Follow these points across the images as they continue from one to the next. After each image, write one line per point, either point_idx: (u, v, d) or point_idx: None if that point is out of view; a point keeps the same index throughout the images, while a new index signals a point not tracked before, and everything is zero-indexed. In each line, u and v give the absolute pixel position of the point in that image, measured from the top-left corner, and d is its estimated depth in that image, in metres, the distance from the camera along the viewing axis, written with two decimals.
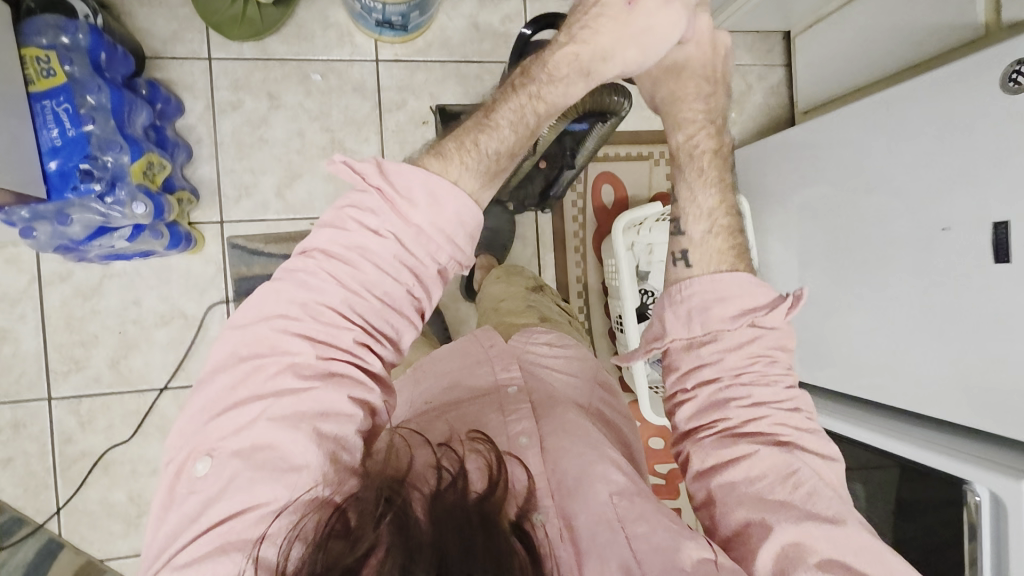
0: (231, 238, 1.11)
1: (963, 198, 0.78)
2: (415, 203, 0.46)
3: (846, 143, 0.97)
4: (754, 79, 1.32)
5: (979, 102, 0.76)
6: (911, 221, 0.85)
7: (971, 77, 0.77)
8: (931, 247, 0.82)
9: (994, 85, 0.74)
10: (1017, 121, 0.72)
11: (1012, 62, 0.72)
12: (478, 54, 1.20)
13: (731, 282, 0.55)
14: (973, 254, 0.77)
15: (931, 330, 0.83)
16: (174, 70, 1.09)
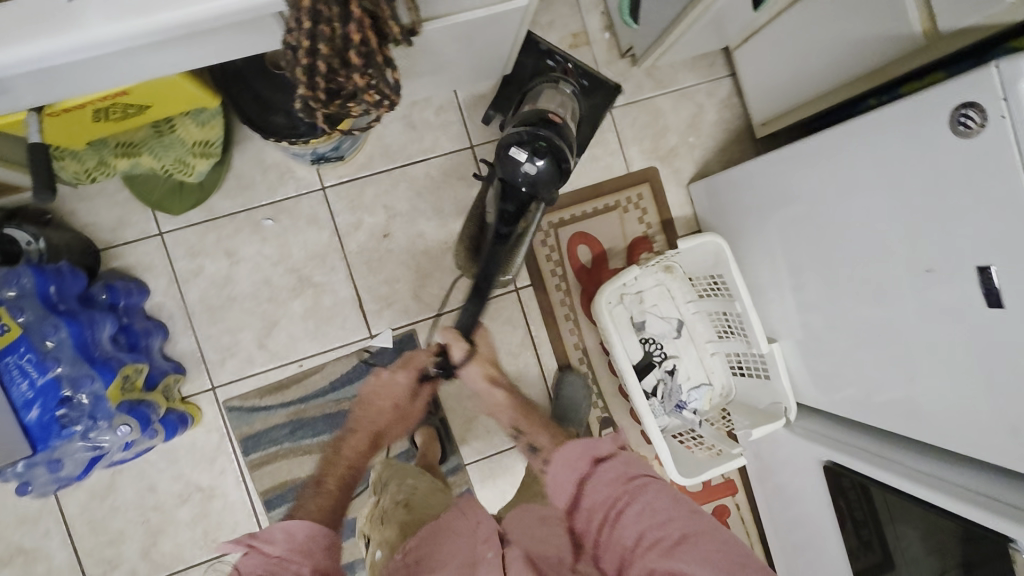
0: (227, 401, 1.11)
1: (945, 243, 0.71)
2: (274, 540, 0.73)
3: (816, 170, 0.89)
4: (703, 97, 1.28)
5: (932, 142, 0.68)
6: (898, 261, 0.78)
7: (916, 117, 0.69)
8: (925, 290, 0.76)
9: (943, 125, 0.66)
10: (974, 165, 0.64)
11: (959, 104, 0.63)
12: (421, 152, 1.18)
13: (576, 450, 0.73)
14: (967, 299, 0.71)
15: (951, 373, 0.77)
16: (130, 255, 1.08)
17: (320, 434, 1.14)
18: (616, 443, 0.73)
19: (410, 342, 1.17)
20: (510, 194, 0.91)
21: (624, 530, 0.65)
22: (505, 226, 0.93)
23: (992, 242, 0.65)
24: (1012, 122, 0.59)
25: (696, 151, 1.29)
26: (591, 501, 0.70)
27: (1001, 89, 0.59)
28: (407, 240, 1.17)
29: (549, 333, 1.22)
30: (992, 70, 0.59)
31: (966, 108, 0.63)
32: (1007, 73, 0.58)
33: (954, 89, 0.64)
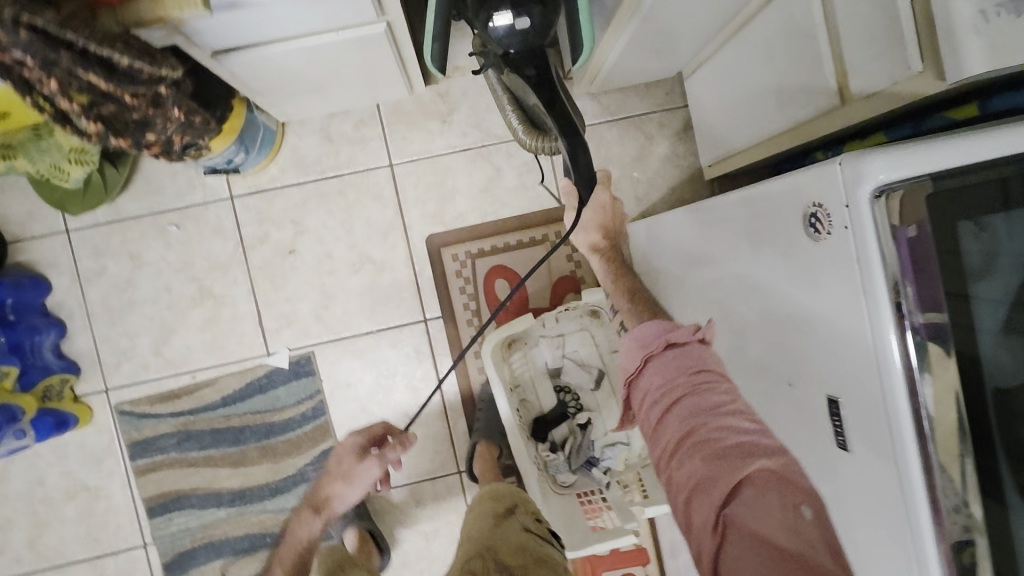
0: (118, 405, 1.11)
1: (800, 359, 0.61)
2: None
3: (709, 242, 0.79)
4: (655, 128, 1.15)
5: (786, 239, 0.58)
6: (767, 364, 0.68)
7: (775, 207, 0.59)
8: (788, 404, 0.66)
9: (797, 224, 0.56)
10: (822, 277, 0.54)
11: (810, 202, 0.53)
12: (336, 168, 1.12)
13: (651, 328, 0.81)
14: (819, 429, 0.61)
15: None
16: (37, 250, 1.09)
17: (208, 448, 1.12)
18: (693, 335, 0.76)
19: (307, 364, 1.13)
20: (532, 53, 0.72)
21: (673, 422, 0.70)
22: (546, 91, 0.72)
23: (836, 368, 0.55)
24: (853, 235, 0.49)
25: (641, 187, 1.17)
26: (659, 382, 0.74)
27: (844, 193, 0.49)
28: (313, 259, 1.12)
29: (455, 369, 1.15)
30: (834, 167, 0.50)
31: (813, 208, 0.53)
32: (849, 174, 0.48)
33: (803, 184, 0.54)
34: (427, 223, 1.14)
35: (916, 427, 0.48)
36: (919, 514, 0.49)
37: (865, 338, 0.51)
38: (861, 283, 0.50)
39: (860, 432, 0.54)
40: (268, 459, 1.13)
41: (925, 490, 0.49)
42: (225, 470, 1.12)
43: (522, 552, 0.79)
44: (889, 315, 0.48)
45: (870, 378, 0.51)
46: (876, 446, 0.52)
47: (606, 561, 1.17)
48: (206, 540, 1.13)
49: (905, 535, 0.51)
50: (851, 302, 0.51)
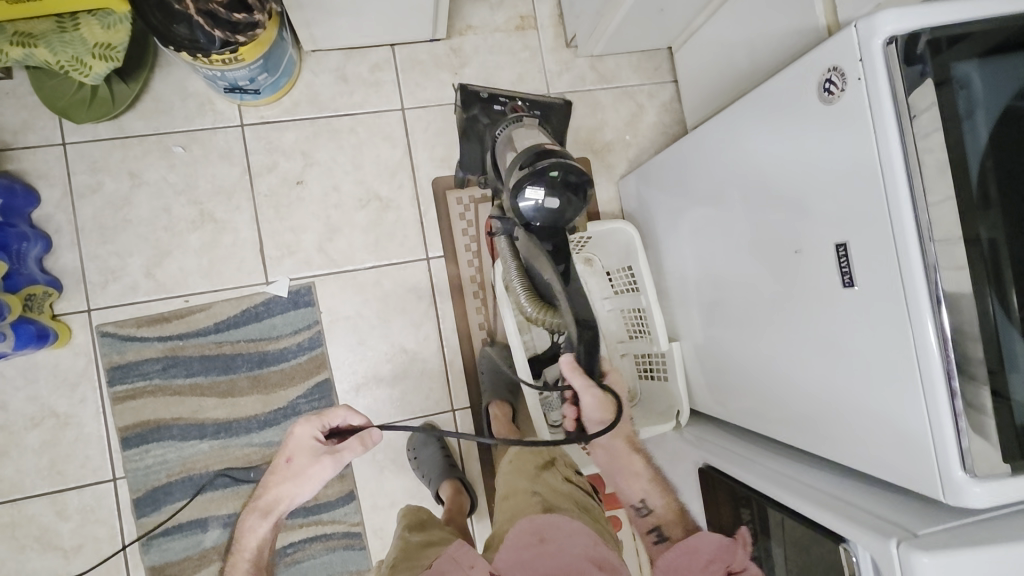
0: (100, 326, 1.06)
1: (808, 220, 0.71)
2: None
3: (712, 157, 0.90)
4: (645, 98, 1.28)
5: (803, 109, 0.69)
6: (772, 241, 0.78)
7: (793, 88, 0.71)
8: (792, 272, 0.75)
9: (812, 92, 0.68)
10: (834, 130, 0.65)
11: (826, 69, 0.65)
12: (349, 106, 1.16)
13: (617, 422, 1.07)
14: (824, 280, 0.70)
15: (811, 366, 0.76)
16: (27, 160, 1.05)
17: (195, 375, 1.08)
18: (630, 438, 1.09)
19: (307, 294, 1.13)
20: (550, 231, 0.89)
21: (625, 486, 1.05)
22: (561, 266, 0.93)
23: (848, 211, 0.65)
24: (866, 82, 0.60)
25: (632, 150, 1.28)
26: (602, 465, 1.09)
27: (859, 48, 0.60)
28: (321, 191, 1.14)
29: (455, 308, 1.19)
30: (851, 30, 0.61)
31: (831, 71, 0.64)
32: (864, 29, 0.59)
33: (824, 54, 0.65)
34: (434, 165, 1.19)
35: (919, 239, 0.58)
36: (923, 311, 0.58)
37: (876, 172, 0.61)
38: (871, 123, 0.60)
39: (867, 264, 0.64)
40: (259, 390, 1.10)
41: (925, 287, 0.58)
42: (211, 401, 1.08)
43: (571, 502, 0.91)
44: (896, 142, 0.59)
45: (879, 206, 0.61)
46: (883, 268, 0.62)
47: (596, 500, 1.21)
48: (184, 474, 1.07)
49: (908, 339, 0.60)
50: (862, 140, 0.62)
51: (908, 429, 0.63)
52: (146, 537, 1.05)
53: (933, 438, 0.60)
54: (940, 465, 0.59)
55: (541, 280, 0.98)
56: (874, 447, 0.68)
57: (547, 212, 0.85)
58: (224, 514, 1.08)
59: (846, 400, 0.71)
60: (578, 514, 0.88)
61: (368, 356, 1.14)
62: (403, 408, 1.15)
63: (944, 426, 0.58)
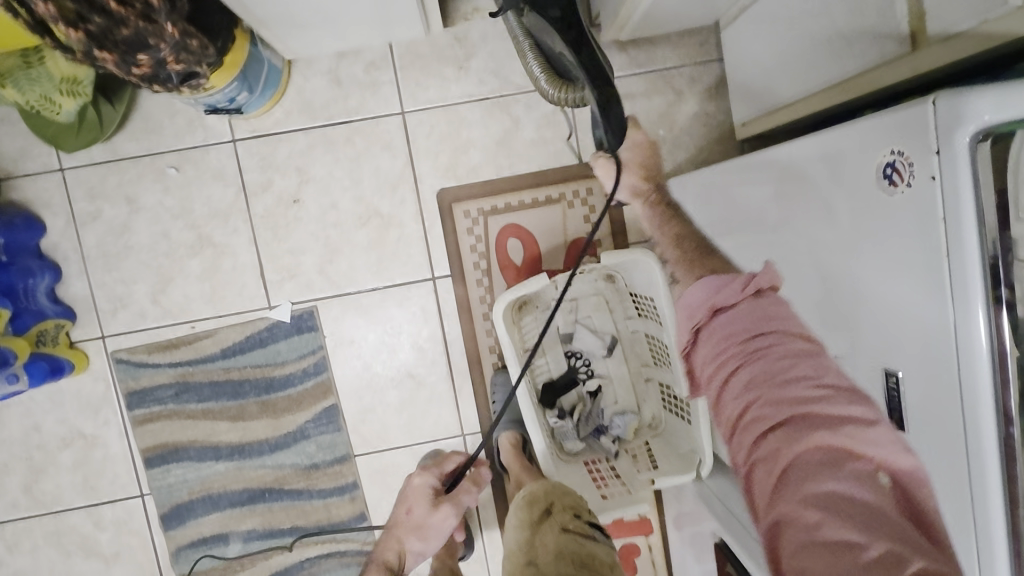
0: (115, 352, 1.07)
1: (855, 326, 0.59)
2: None
3: (743, 203, 0.76)
4: (685, 83, 1.08)
5: (857, 191, 0.55)
6: (808, 330, 0.67)
7: (845, 157, 0.56)
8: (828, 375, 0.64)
9: (870, 174, 0.53)
10: (895, 233, 0.51)
11: (889, 150, 0.51)
12: (344, 114, 1.06)
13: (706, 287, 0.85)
14: (870, 402, 0.59)
15: None
16: (29, 189, 1.04)
17: (206, 401, 1.09)
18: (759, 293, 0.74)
19: (310, 319, 1.08)
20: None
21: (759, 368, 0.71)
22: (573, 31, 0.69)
23: (907, 337, 0.52)
24: (942, 186, 0.46)
25: (667, 146, 1.10)
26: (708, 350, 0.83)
27: (934, 139, 0.46)
28: (318, 210, 1.07)
29: (463, 330, 1.11)
30: (928, 110, 0.46)
31: (895, 156, 0.50)
32: (945, 114, 0.45)
33: (886, 128, 0.50)
34: (438, 177, 1.08)
35: (995, 401, 0.46)
36: (990, 486, 0.47)
37: (946, 304, 0.48)
38: (944, 241, 0.47)
39: (920, 404, 0.52)
40: (268, 415, 1.10)
41: (997, 456, 0.47)
42: (224, 424, 1.10)
43: (562, 563, 0.75)
44: (976, 276, 0.45)
45: (946, 347, 0.48)
46: (942, 416, 0.50)
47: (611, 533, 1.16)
48: (205, 493, 1.11)
49: (967, 510, 0.49)
50: (930, 258, 0.48)
51: None
52: (175, 549, 1.11)
53: None
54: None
55: (557, 58, 0.76)
56: None
57: None
58: (243, 530, 1.12)
59: None
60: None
61: (374, 381, 1.11)
62: (412, 434, 1.12)
63: None
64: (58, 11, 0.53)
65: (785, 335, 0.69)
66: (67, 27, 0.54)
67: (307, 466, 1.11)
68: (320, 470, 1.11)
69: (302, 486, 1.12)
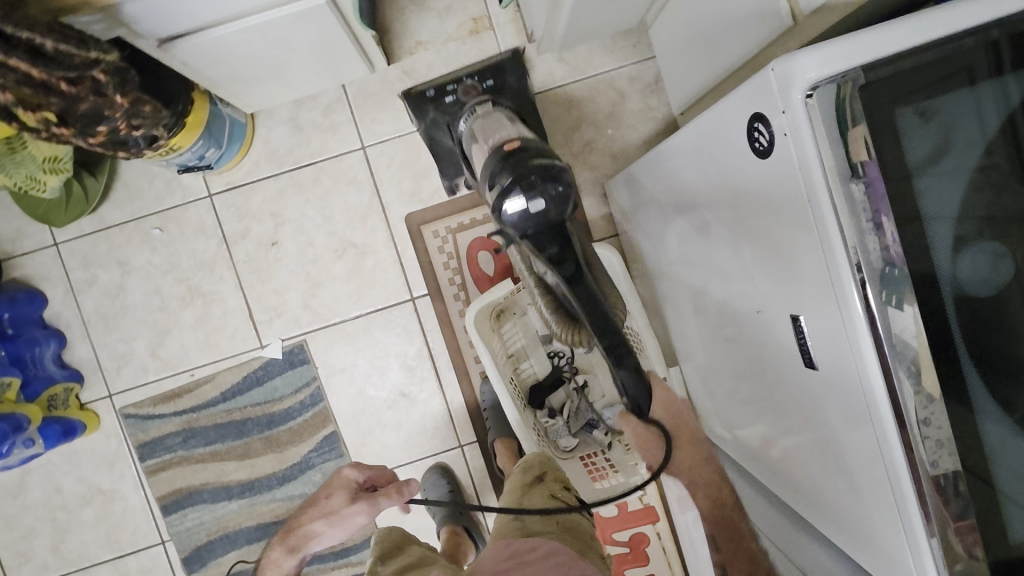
0: (123, 409, 1.13)
1: (768, 280, 0.63)
2: None
3: (679, 183, 0.82)
4: (625, 82, 1.14)
5: (743, 158, 0.60)
6: (742, 292, 0.71)
7: (731, 130, 0.61)
8: (763, 329, 0.69)
9: (747, 140, 0.58)
10: (772, 190, 0.56)
11: (753, 116, 0.56)
12: (309, 156, 1.13)
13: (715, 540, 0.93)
14: (792, 349, 0.63)
15: (792, 426, 0.70)
16: (29, 265, 1.11)
17: (213, 443, 1.14)
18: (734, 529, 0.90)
19: (301, 353, 1.14)
20: (553, 232, 0.69)
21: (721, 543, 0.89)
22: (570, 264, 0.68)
23: (803, 284, 0.56)
24: (793, 141, 0.51)
25: (617, 144, 1.15)
26: None
27: (780, 100, 0.50)
28: (297, 248, 1.13)
29: (448, 345, 1.15)
30: (770, 76, 0.51)
31: (757, 121, 0.55)
32: (782, 77, 0.50)
33: (748, 97, 0.56)
34: (404, 202, 1.14)
35: (870, 328, 0.50)
36: (880, 407, 0.51)
37: (818, 247, 0.52)
38: (804, 190, 0.51)
39: (822, 344, 0.57)
40: (273, 449, 1.15)
41: (880, 380, 0.51)
42: (232, 464, 1.15)
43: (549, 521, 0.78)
44: (832, 218, 0.50)
45: (828, 285, 0.53)
46: (839, 350, 0.54)
47: (617, 523, 1.18)
48: (222, 532, 1.15)
49: (872, 432, 0.53)
50: (799, 207, 0.53)
51: (884, 521, 0.57)
52: None
53: (907, 533, 0.54)
54: (916, 562, 0.54)
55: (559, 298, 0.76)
56: (859, 531, 0.63)
57: (543, 226, 0.68)
58: None
59: (828, 473, 0.65)
60: (559, 536, 0.75)
61: (369, 404, 1.15)
62: (412, 450, 1.16)
63: (916, 531, 0.53)
64: (18, 100, 0.58)
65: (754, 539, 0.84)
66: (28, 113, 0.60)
67: None
68: None
69: None
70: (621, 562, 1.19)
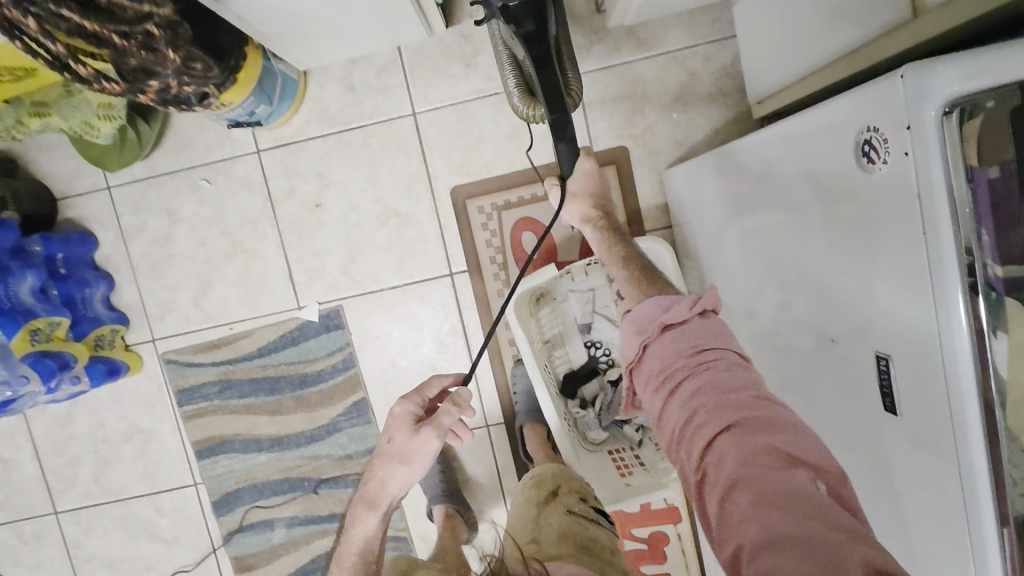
0: (164, 354, 1.16)
1: (849, 306, 0.59)
2: None
3: (748, 188, 0.78)
4: (698, 63, 1.05)
5: (843, 172, 0.56)
6: (812, 314, 0.67)
7: (832, 140, 0.57)
8: (828, 357, 0.65)
9: (851, 154, 0.54)
10: (878, 209, 0.52)
11: (866, 127, 0.52)
12: (359, 118, 1.09)
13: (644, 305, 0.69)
14: (866, 384, 0.59)
15: (847, 462, 0.66)
16: (82, 206, 1.13)
17: (247, 396, 1.16)
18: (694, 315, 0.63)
19: (337, 317, 1.13)
20: (535, 13, 0.63)
21: (670, 415, 0.58)
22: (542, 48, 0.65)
23: (896, 315, 0.52)
24: (916, 160, 0.46)
25: (682, 129, 1.07)
26: (669, 422, 0.58)
27: (907, 113, 0.46)
28: (340, 212, 1.12)
29: (483, 324, 1.13)
30: (897, 84, 0.47)
31: (872, 133, 0.51)
32: (914, 88, 0.45)
33: (864, 106, 0.51)
34: (452, 173, 1.10)
35: (975, 367, 0.46)
36: (975, 458, 0.47)
37: (925, 278, 0.48)
38: (921, 215, 0.47)
39: (910, 383, 0.52)
40: (303, 409, 1.16)
41: (981, 430, 0.46)
42: (264, 418, 1.17)
43: (563, 539, 0.77)
44: (952, 248, 0.46)
45: (928, 317, 0.48)
46: (928, 390, 0.50)
47: (637, 519, 1.16)
48: (249, 482, 1.19)
49: (954, 486, 0.49)
50: (912, 233, 0.48)
51: None
52: (227, 534, 1.20)
53: None
54: None
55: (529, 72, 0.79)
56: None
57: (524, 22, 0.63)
58: (286, 516, 1.19)
59: (885, 520, 0.61)
60: (575, 557, 0.73)
61: (399, 375, 1.15)
62: None
63: None
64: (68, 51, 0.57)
65: (728, 351, 0.60)
66: (77, 64, 0.58)
67: (340, 456, 1.17)
68: (353, 461, 1.17)
69: (337, 476, 1.17)
70: (637, 557, 1.17)
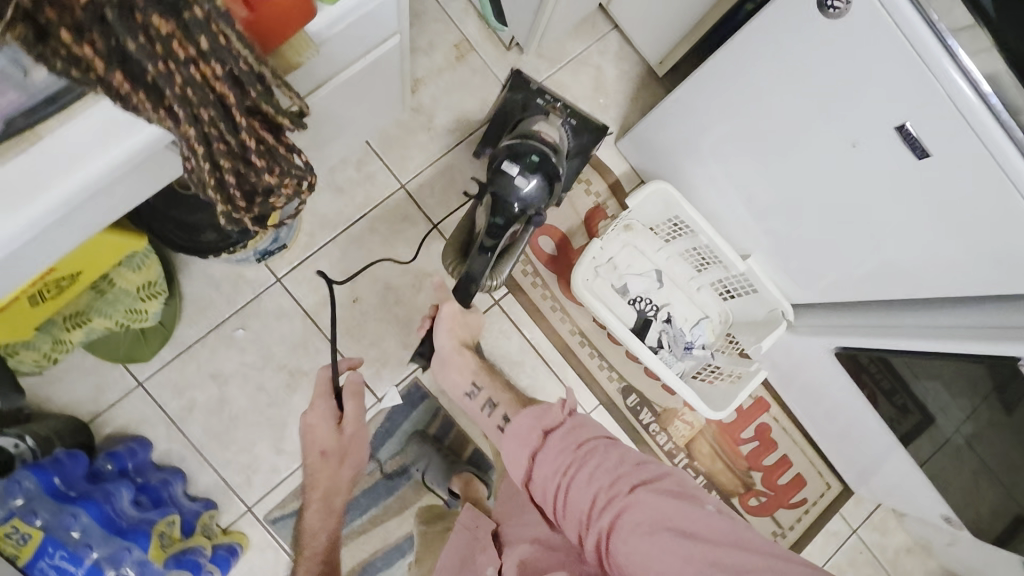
0: (267, 515, 1.10)
1: (854, 116, 0.80)
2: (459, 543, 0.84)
3: (710, 99, 0.98)
4: (597, 57, 1.31)
5: (807, 30, 0.78)
6: (821, 145, 0.87)
7: (788, 16, 0.79)
8: (852, 164, 0.85)
9: (814, 13, 0.76)
10: (850, 36, 0.74)
11: None
12: (358, 211, 1.18)
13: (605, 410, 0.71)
14: (894, 160, 0.79)
15: (899, 229, 0.86)
16: (120, 416, 1.07)
17: (368, 510, 1.14)
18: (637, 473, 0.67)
19: (418, 390, 1.17)
20: (506, 212, 0.96)
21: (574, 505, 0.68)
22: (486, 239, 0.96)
23: (900, 93, 0.73)
24: None
25: (611, 108, 1.31)
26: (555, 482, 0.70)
27: None
28: (377, 297, 1.18)
29: (542, 330, 1.25)
30: None
31: None
32: None
33: None
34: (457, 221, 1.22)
35: (975, 91, 0.68)
36: (1002, 143, 0.69)
37: (912, 55, 0.70)
38: (891, 19, 0.69)
39: (933, 131, 0.73)
40: (425, 491, 1.16)
41: (996, 123, 0.69)
42: (393, 521, 1.15)
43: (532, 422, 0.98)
44: (923, 26, 0.68)
45: (927, 79, 0.70)
46: (949, 125, 0.71)
47: (739, 424, 1.31)
48: None
49: (996, 170, 0.71)
50: (888, 34, 0.70)
51: None
52: None
53: None
54: None
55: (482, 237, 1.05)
56: (996, 269, 0.80)
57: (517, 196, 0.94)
58: None
59: (950, 243, 0.82)
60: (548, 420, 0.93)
61: None
62: None
63: None
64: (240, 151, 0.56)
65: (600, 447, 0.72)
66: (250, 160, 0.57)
67: None
68: None
69: None
70: (757, 454, 1.31)
